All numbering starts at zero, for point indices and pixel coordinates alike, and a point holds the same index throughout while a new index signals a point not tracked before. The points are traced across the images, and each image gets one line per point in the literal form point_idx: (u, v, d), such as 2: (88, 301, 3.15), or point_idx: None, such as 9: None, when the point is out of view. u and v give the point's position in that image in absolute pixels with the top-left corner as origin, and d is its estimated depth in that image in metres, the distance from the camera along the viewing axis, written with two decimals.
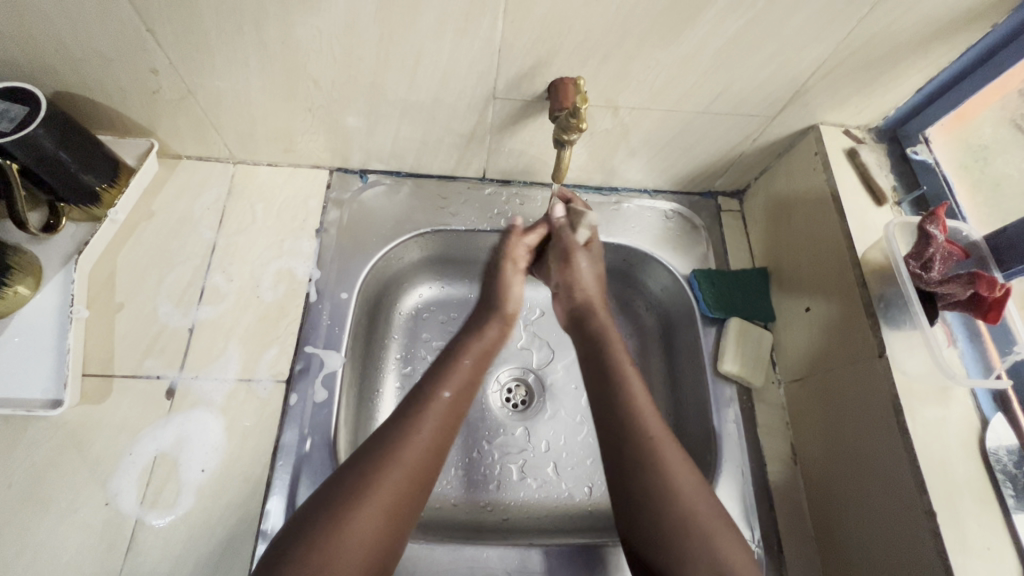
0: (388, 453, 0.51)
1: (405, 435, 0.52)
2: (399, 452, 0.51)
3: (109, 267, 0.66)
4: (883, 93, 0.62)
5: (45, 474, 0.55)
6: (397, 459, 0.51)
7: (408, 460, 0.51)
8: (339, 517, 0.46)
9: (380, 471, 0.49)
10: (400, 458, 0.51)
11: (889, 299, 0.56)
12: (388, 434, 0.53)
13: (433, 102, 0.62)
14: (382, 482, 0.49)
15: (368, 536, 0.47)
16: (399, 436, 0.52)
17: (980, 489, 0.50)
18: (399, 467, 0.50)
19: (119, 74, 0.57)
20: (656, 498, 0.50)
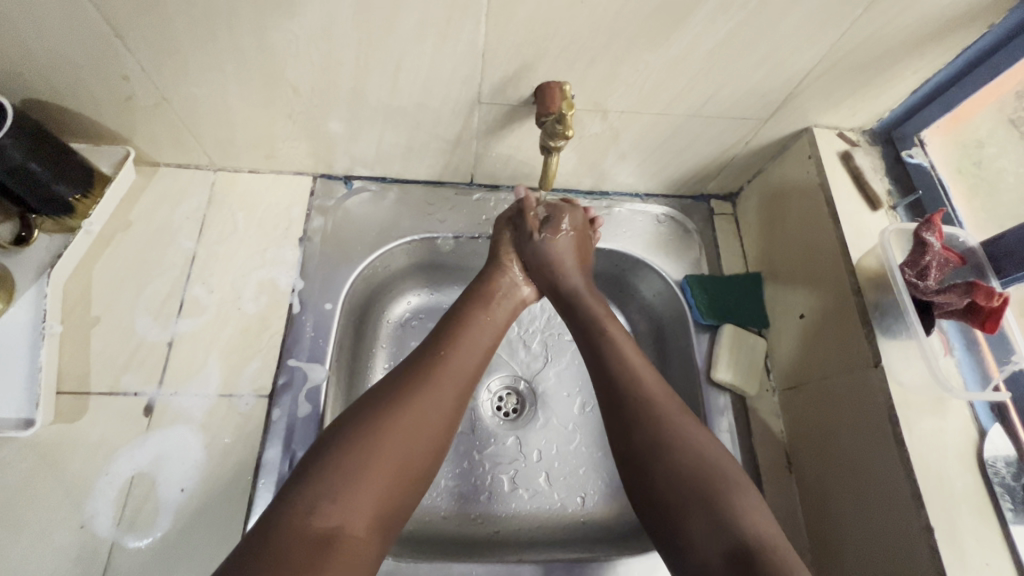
0: (405, 396, 0.50)
1: (424, 381, 0.52)
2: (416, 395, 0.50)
3: (85, 280, 0.64)
4: (878, 95, 0.61)
5: (17, 496, 0.53)
6: (413, 403, 0.50)
7: (426, 404, 0.50)
8: (361, 456, 0.46)
9: (397, 413, 0.49)
10: (421, 401, 0.50)
11: (885, 308, 0.55)
12: (402, 381, 0.52)
13: (417, 107, 0.61)
14: (397, 425, 0.48)
15: (388, 476, 0.46)
16: (416, 381, 0.52)
17: (977, 503, 0.49)
18: (418, 410, 0.50)
19: (89, 80, 0.55)
20: (659, 447, 0.50)
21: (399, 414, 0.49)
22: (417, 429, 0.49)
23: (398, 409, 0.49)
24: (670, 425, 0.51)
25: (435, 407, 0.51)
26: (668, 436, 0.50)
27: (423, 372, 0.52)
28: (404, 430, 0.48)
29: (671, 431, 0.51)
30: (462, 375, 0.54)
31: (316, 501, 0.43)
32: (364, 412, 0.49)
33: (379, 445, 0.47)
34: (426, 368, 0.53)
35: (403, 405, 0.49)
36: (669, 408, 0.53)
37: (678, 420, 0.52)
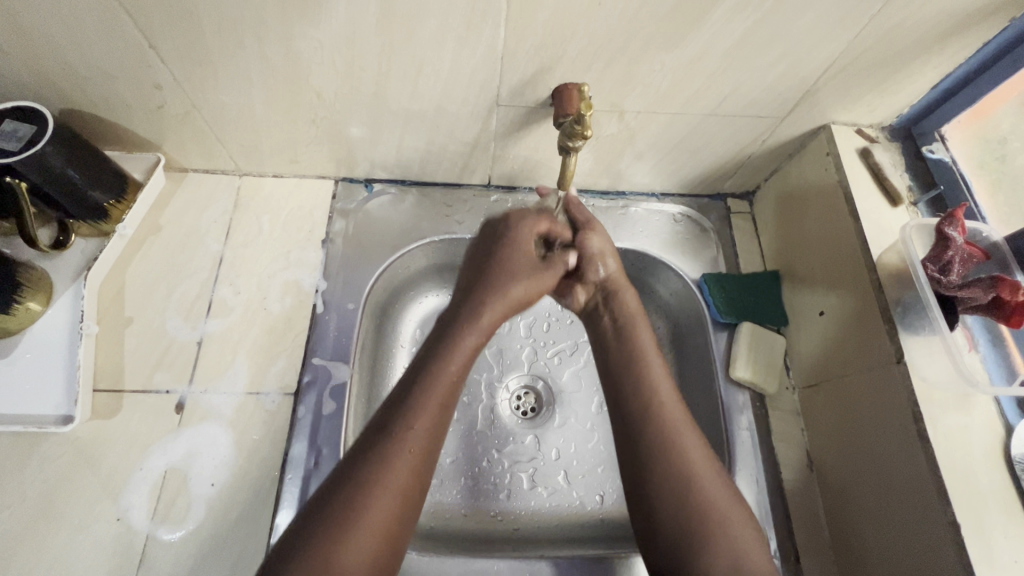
0: (342, 518, 0.42)
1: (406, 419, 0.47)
2: (360, 510, 0.43)
3: (118, 282, 0.66)
4: (897, 91, 0.61)
5: (56, 489, 0.55)
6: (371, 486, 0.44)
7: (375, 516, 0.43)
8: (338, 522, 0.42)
9: (338, 538, 0.41)
10: (366, 519, 0.43)
11: (907, 304, 0.54)
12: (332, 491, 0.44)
13: (436, 111, 0.62)
14: (342, 556, 0.41)
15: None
16: (354, 495, 0.43)
17: (1005, 499, 0.48)
18: (363, 525, 0.42)
19: (125, 90, 0.58)
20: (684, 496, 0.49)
21: (342, 540, 0.41)
22: (364, 550, 0.42)
23: (345, 529, 0.42)
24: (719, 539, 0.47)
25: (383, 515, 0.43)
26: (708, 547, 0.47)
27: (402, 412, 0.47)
28: (353, 552, 0.42)
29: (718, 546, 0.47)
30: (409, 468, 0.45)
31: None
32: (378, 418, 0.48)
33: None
34: (359, 477, 0.44)
35: (343, 524, 0.42)
36: (717, 519, 0.48)
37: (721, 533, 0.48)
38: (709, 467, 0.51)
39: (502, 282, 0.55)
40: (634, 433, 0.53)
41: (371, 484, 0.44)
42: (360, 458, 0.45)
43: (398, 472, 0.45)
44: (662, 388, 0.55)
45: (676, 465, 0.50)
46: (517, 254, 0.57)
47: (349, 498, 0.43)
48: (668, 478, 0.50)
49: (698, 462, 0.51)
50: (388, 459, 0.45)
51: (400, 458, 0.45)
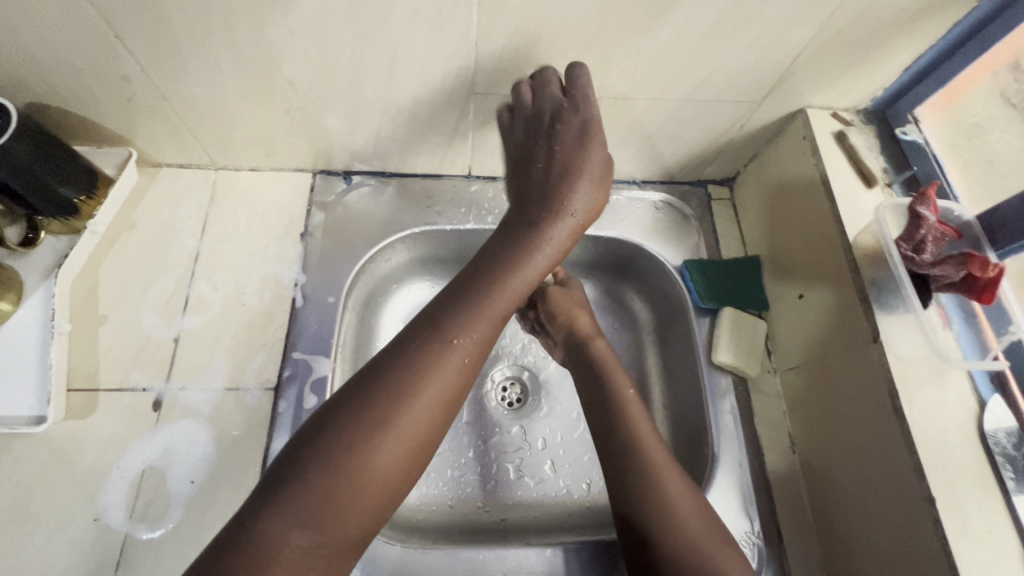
0: (374, 424, 0.42)
1: (432, 362, 0.45)
2: (398, 417, 0.43)
3: (91, 280, 0.65)
4: (871, 74, 0.61)
5: (31, 491, 0.54)
6: (380, 447, 0.41)
7: (411, 421, 0.43)
8: (342, 482, 0.40)
9: (373, 441, 0.41)
10: (400, 423, 0.43)
11: (881, 283, 0.55)
12: (372, 397, 0.43)
13: (413, 100, 0.61)
14: (371, 460, 0.41)
15: (371, 510, 0.41)
16: (394, 399, 0.43)
17: (979, 472, 0.49)
18: (396, 431, 0.42)
19: (92, 82, 0.56)
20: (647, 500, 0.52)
21: (376, 443, 0.41)
22: (395, 456, 0.42)
23: (379, 431, 0.42)
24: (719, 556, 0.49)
25: (420, 420, 0.43)
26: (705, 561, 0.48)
27: (430, 356, 0.45)
28: (385, 455, 0.42)
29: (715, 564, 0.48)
30: (450, 376, 0.45)
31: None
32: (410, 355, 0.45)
33: (358, 486, 0.40)
34: (400, 382, 0.44)
35: (376, 428, 0.42)
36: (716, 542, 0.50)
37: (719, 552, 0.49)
38: (681, 489, 0.52)
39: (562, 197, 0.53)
40: (616, 449, 0.56)
41: (411, 389, 0.44)
42: (405, 362, 0.45)
43: (438, 381, 0.45)
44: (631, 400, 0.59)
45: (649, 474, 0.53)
46: (579, 181, 0.54)
47: (391, 403, 0.43)
48: (646, 491, 0.52)
49: (674, 486, 0.52)
50: (431, 365, 0.45)
51: (446, 368, 0.45)
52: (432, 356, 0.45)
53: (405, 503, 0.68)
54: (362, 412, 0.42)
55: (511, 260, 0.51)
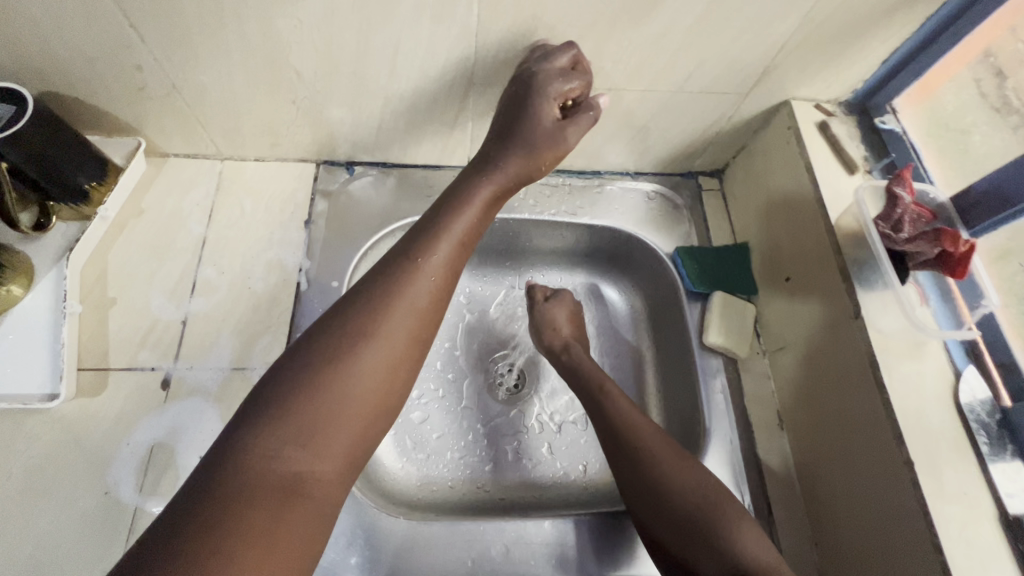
0: (349, 350, 0.45)
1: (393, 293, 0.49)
2: (367, 343, 0.46)
3: (101, 264, 0.67)
4: (851, 66, 0.64)
5: (43, 465, 0.56)
6: (351, 371, 0.44)
7: (382, 343, 0.47)
8: (320, 404, 0.43)
9: (343, 370, 0.44)
10: (373, 347, 0.46)
11: (862, 263, 0.58)
12: (343, 333, 0.46)
13: (415, 90, 0.64)
14: (346, 381, 0.44)
15: (352, 436, 0.44)
16: (362, 329, 0.47)
17: (955, 438, 0.51)
18: (369, 355, 0.46)
19: (105, 71, 0.58)
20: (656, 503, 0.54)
21: (348, 366, 0.45)
22: (369, 377, 0.45)
23: (350, 355, 0.45)
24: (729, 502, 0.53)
25: (393, 349, 0.47)
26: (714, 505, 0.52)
27: (389, 286, 0.49)
28: (360, 379, 0.45)
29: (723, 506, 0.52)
30: (417, 304, 0.49)
31: (254, 513, 0.38)
32: (371, 289, 0.49)
33: (335, 407, 0.43)
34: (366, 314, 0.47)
35: (348, 353, 0.46)
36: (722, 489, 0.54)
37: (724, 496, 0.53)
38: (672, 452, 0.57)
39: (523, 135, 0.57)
40: (603, 425, 0.61)
41: (375, 318, 0.47)
42: (370, 299, 0.48)
43: (401, 308, 0.48)
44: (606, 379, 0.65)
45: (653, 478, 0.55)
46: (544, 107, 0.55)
47: (355, 339, 0.46)
48: (651, 486, 0.55)
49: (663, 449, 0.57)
50: (393, 296, 0.49)
51: (402, 302, 0.49)
52: (391, 288, 0.49)
53: (407, 483, 0.70)
54: (335, 347, 0.46)
55: (460, 198, 0.55)
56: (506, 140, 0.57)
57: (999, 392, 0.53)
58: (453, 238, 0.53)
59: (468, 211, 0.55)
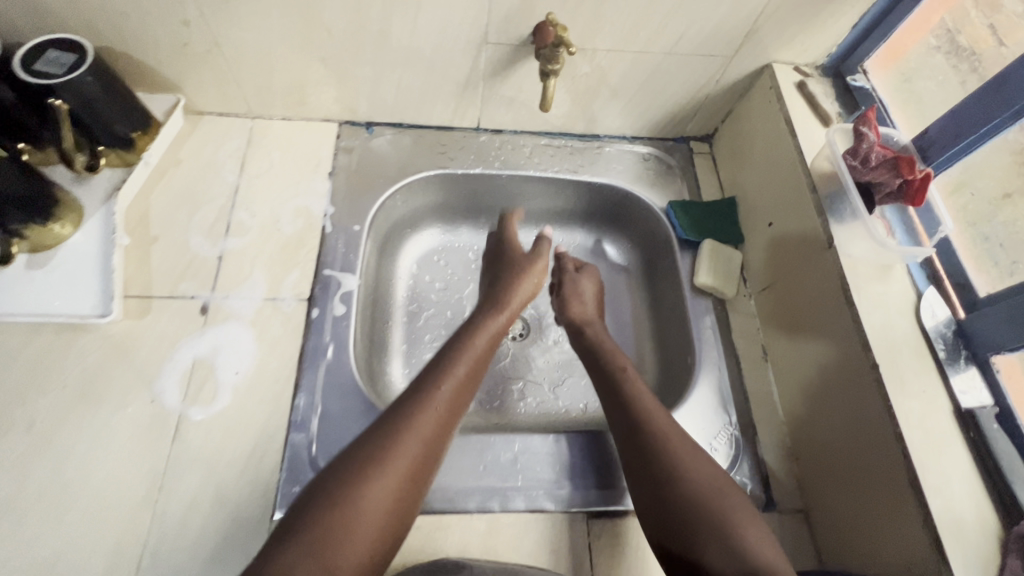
0: (366, 473, 0.47)
1: (401, 434, 0.51)
2: (378, 475, 0.47)
3: (143, 206, 0.73)
4: (825, 30, 0.71)
5: (95, 377, 0.61)
6: (365, 493, 0.46)
7: (397, 466, 0.48)
8: (335, 522, 0.44)
9: (358, 495, 0.46)
10: (395, 458, 0.49)
11: (833, 196, 0.65)
12: (350, 472, 0.47)
13: (432, 49, 0.71)
14: (361, 505, 0.46)
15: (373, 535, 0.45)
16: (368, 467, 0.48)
17: (917, 347, 0.57)
18: (387, 476, 0.48)
19: (156, 27, 0.65)
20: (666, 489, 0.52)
21: (363, 490, 0.46)
22: (384, 496, 0.47)
23: (366, 478, 0.47)
24: (736, 508, 0.50)
25: (406, 465, 0.49)
26: (726, 515, 0.49)
27: (392, 430, 0.51)
28: (377, 496, 0.47)
29: (731, 513, 0.49)
30: (429, 430, 0.53)
31: None
32: (367, 444, 0.50)
33: (349, 522, 0.44)
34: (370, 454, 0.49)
35: (359, 487, 0.46)
36: (728, 488, 0.52)
37: (740, 510, 0.49)
38: (700, 462, 0.54)
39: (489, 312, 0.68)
40: (626, 424, 0.59)
41: (378, 461, 0.48)
42: (367, 449, 0.49)
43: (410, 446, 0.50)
44: (638, 386, 0.63)
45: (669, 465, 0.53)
46: (523, 278, 0.74)
47: (369, 456, 0.48)
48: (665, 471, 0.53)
49: (689, 454, 0.54)
50: (393, 442, 0.50)
51: (403, 453, 0.50)
52: (394, 432, 0.51)
53: None
54: (346, 483, 0.46)
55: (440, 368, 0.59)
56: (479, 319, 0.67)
57: (955, 306, 0.59)
58: (454, 380, 0.58)
59: (467, 356, 0.61)
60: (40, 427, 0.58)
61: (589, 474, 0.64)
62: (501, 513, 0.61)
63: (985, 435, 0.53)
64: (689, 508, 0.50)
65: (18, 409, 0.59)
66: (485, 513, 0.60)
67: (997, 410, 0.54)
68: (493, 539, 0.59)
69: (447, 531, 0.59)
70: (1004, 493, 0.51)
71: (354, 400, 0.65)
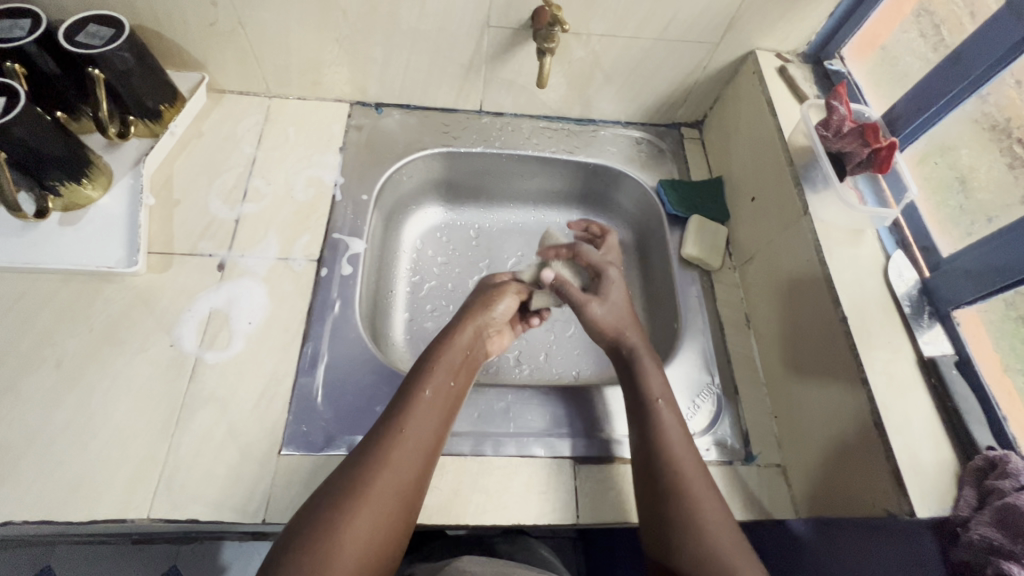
0: (342, 505, 0.50)
1: (376, 468, 0.53)
2: (355, 510, 0.50)
3: (167, 172, 0.78)
4: (804, 19, 0.77)
5: (119, 321, 0.66)
6: (347, 525, 0.49)
7: (376, 499, 0.51)
8: (319, 551, 0.47)
9: (340, 528, 0.49)
10: (370, 490, 0.52)
11: (808, 167, 0.69)
12: (333, 503, 0.50)
13: (438, 31, 0.76)
14: (343, 539, 0.48)
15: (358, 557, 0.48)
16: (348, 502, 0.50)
17: (884, 303, 0.61)
18: (369, 507, 0.51)
19: (186, 6, 0.71)
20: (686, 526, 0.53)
21: (345, 522, 0.49)
22: (367, 529, 0.50)
23: (347, 512, 0.50)
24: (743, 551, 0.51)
25: (384, 498, 0.52)
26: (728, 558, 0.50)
27: (372, 461, 0.54)
28: (358, 531, 0.49)
29: (729, 555, 0.51)
30: (406, 458, 0.55)
31: None
32: (344, 476, 0.53)
33: (333, 553, 0.47)
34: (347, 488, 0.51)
35: (344, 516, 0.49)
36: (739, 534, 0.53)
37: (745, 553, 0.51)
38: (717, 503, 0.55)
39: (451, 333, 0.68)
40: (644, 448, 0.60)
41: (357, 499, 0.51)
42: (344, 483, 0.52)
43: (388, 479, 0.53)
44: (665, 412, 0.61)
45: (688, 498, 0.54)
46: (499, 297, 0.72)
47: (347, 491, 0.51)
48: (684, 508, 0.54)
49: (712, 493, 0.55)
50: (369, 481, 0.52)
51: (381, 487, 0.52)
52: (369, 463, 0.53)
53: None
54: (332, 510, 0.50)
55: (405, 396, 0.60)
56: (443, 343, 0.67)
57: (921, 268, 0.64)
58: (425, 406, 0.59)
59: (435, 376, 0.62)
60: (68, 363, 0.63)
61: (576, 425, 0.68)
62: (493, 456, 0.64)
63: (945, 381, 0.57)
64: (693, 549, 0.51)
65: (49, 347, 0.64)
66: (477, 456, 0.64)
67: (956, 358, 0.58)
68: (485, 478, 0.63)
69: (441, 470, 0.62)
70: (961, 433, 0.54)
71: (359, 351, 0.69)
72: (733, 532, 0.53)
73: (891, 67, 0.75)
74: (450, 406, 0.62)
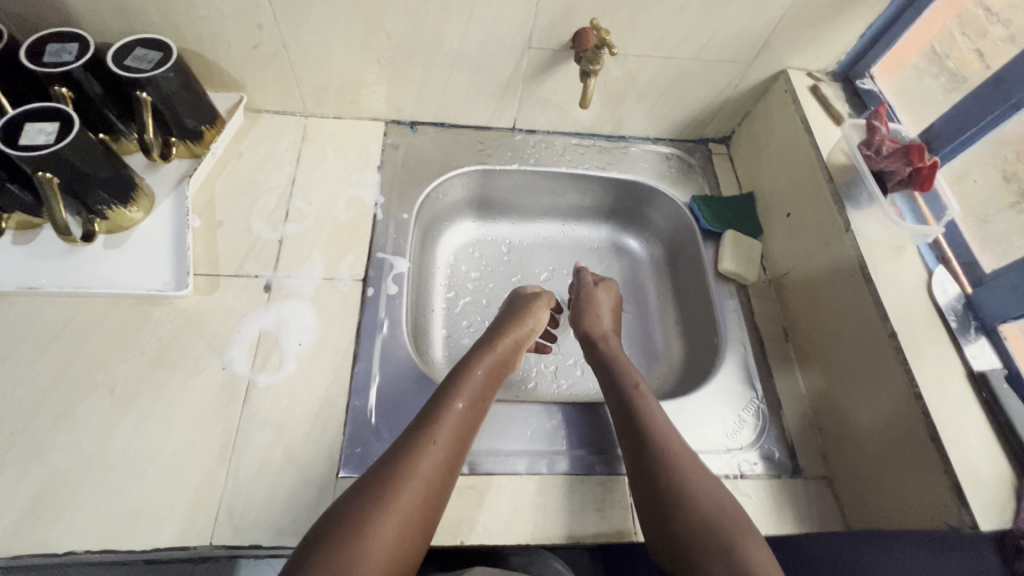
0: (377, 504, 0.51)
1: (410, 466, 0.54)
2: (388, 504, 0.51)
3: (208, 193, 0.78)
4: (836, 39, 0.79)
5: (170, 345, 0.66)
6: (379, 520, 0.50)
7: (407, 497, 0.52)
8: (352, 546, 0.48)
9: (370, 523, 0.49)
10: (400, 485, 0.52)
11: (851, 185, 0.71)
12: (358, 511, 0.50)
13: (479, 52, 0.77)
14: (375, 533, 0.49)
15: (388, 549, 0.49)
16: (382, 497, 0.51)
17: (931, 317, 0.63)
18: (401, 505, 0.51)
19: (231, 29, 0.72)
20: (680, 502, 0.55)
21: (379, 516, 0.50)
22: (396, 524, 0.50)
23: (383, 508, 0.51)
24: (735, 525, 0.53)
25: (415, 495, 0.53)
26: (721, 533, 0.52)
27: (407, 459, 0.54)
28: (387, 524, 0.50)
29: (723, 527, 0.53)
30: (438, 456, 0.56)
31: None
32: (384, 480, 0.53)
33: (361, 544, 0.48)
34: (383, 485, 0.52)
35: (371, 518, 0.50)
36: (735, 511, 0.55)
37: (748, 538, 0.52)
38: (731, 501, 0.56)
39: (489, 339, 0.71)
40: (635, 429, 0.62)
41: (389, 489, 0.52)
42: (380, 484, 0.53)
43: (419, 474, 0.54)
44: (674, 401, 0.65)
45: (684, 477, 0.57)
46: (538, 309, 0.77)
47: (382, 487, 0.52)
48: (679, 486, 0.56)
49: (711, 486, 0.57)
50: (402, 477, 0.53)
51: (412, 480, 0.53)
52: (405, 462, 0.54)
53: None
54: (360, 514, 0.50)
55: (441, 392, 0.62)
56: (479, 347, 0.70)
57: (963, 283, 0.66)
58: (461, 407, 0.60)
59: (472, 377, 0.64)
60: (120, 389, 0.63)
61: None
62: (550, 474, 0.65)
63: (996, 395, 0.58)
64: (688, 522, 0.54)
65: (100, 372, 0.63)
66: (534, 474, 0.65)
67: (1005, 371, 0.60)
68: (542, 497, 0.63)
69: (499, 490, 0.63)
70: (1017, 446, 0.56)
71: (409, 369, 0.70)
72: (729, 508, 0.54)
73: (922, 87, 0.77)
74: (485, 406, 0.63)
